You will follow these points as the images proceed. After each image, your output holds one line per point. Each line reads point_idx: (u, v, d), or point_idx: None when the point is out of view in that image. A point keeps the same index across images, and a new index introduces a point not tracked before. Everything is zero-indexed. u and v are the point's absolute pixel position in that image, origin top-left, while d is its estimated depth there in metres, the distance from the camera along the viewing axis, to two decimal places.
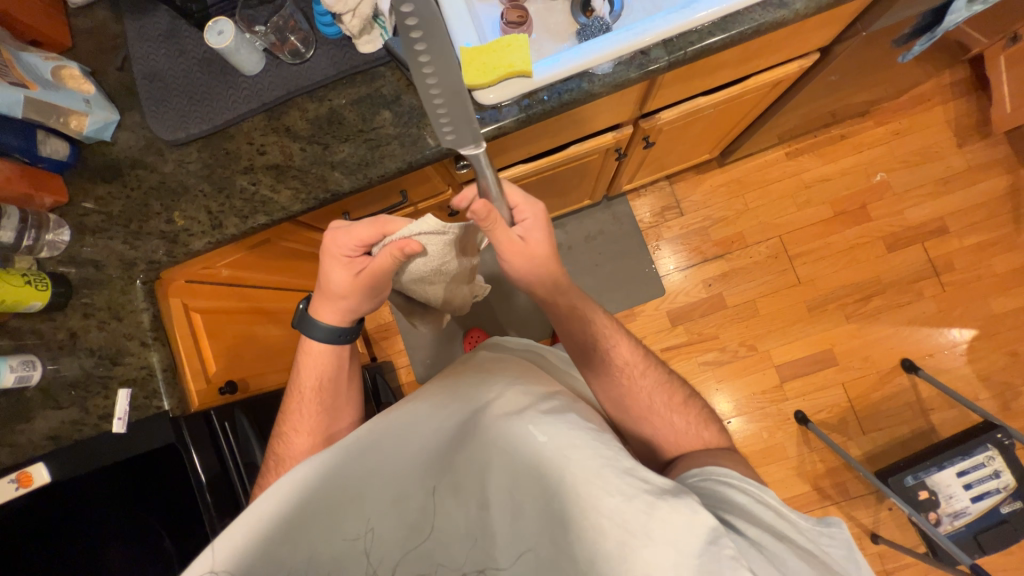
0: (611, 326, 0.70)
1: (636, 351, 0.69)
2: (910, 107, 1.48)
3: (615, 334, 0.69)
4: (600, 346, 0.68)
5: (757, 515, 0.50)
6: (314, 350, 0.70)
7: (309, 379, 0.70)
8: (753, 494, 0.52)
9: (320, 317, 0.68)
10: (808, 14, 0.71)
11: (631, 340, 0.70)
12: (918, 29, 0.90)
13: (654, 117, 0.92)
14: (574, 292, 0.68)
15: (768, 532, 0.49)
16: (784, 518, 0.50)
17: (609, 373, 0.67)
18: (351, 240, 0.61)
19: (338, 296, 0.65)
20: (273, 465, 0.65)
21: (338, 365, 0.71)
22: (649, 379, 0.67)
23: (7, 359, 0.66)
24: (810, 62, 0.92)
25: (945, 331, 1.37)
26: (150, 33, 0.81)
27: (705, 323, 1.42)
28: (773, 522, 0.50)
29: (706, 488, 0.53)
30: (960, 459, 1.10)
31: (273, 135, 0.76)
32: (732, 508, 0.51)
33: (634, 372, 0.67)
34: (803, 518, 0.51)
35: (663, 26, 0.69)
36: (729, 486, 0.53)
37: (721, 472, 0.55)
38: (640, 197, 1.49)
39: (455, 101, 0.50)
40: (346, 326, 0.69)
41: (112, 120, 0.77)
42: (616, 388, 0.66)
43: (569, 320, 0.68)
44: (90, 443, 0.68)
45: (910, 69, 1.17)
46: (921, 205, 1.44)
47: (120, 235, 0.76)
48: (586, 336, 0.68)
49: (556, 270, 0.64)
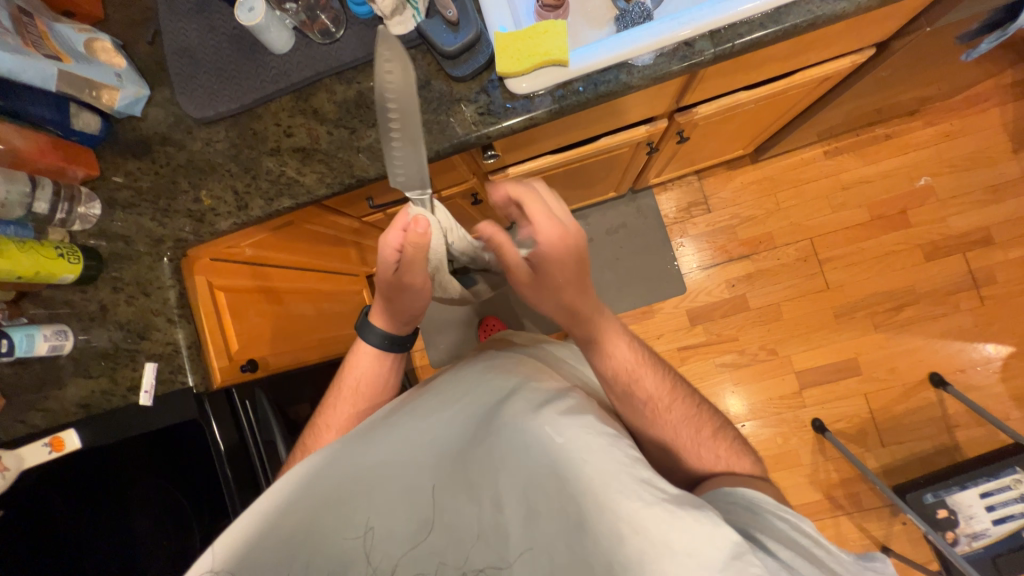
0: (636, 360, 0.65)
1: (664, 384, 0.66)
2: (963, 108, 1.39)
3: (641, 367, 0.65)
4: (625, 381, 0.64)
5: (793, 538, 0.49)
6: (365, 350, 0.72)
7: (348, 380, 0.72)
8: (792, 522, 0.51)
9: (375, 324, 0.71)
10: (870, 7, 0.66)
11: (657, 371, 0.66)
12: (988, 25, 0.84)
13: (690, 112, 0.88)
14: (596, 320, 0.63)
15: (805, 557, 0.47)
16: (822, 546, 0.49)
17: (636, 412, 0.64)
18: (393, 237, 0.57)
19: (391, 300, 0.65)
20: (299, 450, 0.65)
21: (382, 367, 0.72)
22: (677, 413, 0.64)
23: (41, 329, 0.69)
24: (864, 57, 0.86)
25: (980, 346, 1.31)
26: (180, 7, 0.80)
27: (726, 324, 1.39)
28: (810, 548, 0.48)
29: (740, 510, 0.53)
30: (985, 479, 1.05)
31: (301, 117, 0.75)
32: (765, 529, 0.49)
33: (661, 406, 0.64)
34: (846, 551, 0.49)
35: (710, 16, 0.65)
36: (768, 511, 0.52)
37: (758, 497, 0.54)
38: (667, 191, 1.45)
39: (412, 166, 0.49)
40: (400, 334, 0.72)
41: (142, 95, 0.77)
42: (640, 425, 0.64)
43: (589, 351, 0.65)
44: (121, 412, 0.71)
45: (968, 67, 1.10)
46: (967, 213, 1.36)
47: (148, 212, 0.76)
48: (608, 370, 0.64)
49: (574, 294, 0.59)
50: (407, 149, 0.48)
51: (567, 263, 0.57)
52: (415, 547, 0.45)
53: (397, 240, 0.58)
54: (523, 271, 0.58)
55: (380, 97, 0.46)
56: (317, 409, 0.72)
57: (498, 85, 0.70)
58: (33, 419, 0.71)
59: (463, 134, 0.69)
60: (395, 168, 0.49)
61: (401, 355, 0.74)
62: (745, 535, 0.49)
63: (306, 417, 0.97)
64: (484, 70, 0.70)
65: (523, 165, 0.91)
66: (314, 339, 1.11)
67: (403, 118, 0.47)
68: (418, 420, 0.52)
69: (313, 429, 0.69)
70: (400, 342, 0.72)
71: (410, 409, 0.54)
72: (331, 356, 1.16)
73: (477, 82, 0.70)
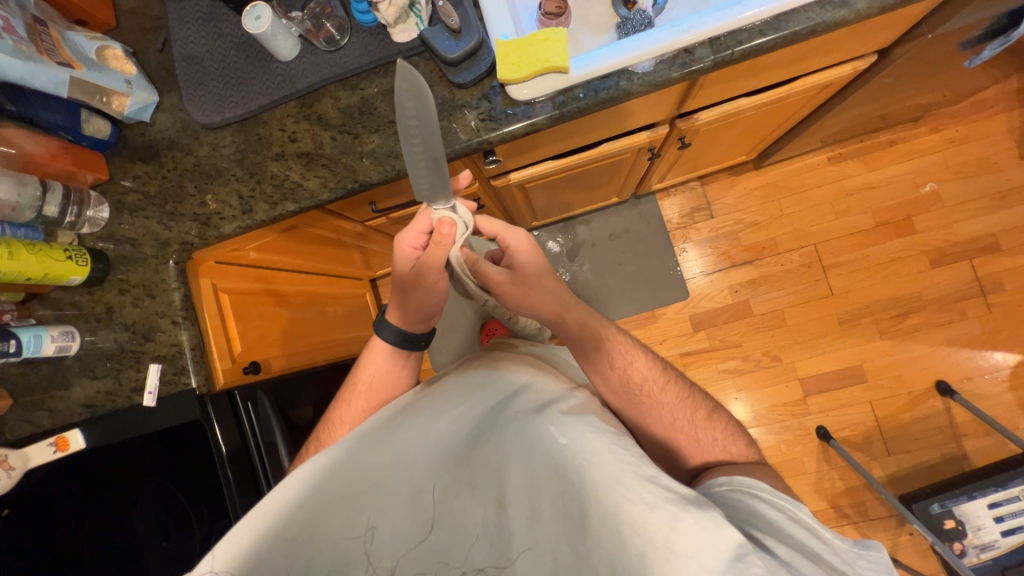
0: (627, 344, 0.68)
1: (655, 366, 0.67)
2: (968, 114, 1.39)
3: (632, 350, 0.67)
4: (617, 366, 0.65)
5: (789, 532, 0.48)
6: (378, 347, 0.73)
7: (363, 373, 0.73)
8: (785, 510, 0.51)
9: (390, 321, 0.72)
10: (870, 14, 0.66)
11: (649, 355, 0.68)
12: (991, 31, 0.84)
13: (691, 118, 0.89)
14: (582, 309, 0.68)
15: (801, 552, 0.46)
16: (816, 536, 0.48)
17: (629, 395, 0.65)
18: (410, 235, 0.63)
19: (406, 297, 0.68)
20: (312, 445, 0.68)
21: (395, 364, 0.73)
22: (671, 396, 0.66)
23: (48, 330, 0.70)
24: (865, 64, 0.86)
25: (987, 354, 1.30)
26: (189, 16, 0.82)
27: (728, 330, 1.39)
28: (805, 541, 0.48)
29: (736, 503, 0.52)
30: (993, 490, 1.03)
31: (305, 122, 0.76)
32: (763, 525, 0.49)
33: (655, 389, 0.65)
34: (837, 539, 0.49)
35: (709, 23, 0.66)
36: (759, 500, 0.52)
37: (751, 484, 0.54)
38: (669, 196, 1.45)
39: (435, 172, 0.54)
40: (416, 333, 0.73)
41: (151, 102, 0.79)
42: (637, 408, 0.65)
43: (581, 340, 0.66)
44: (124, 413, 0.72)
45: (973, 73, 1.10)
46: (973, 219, 1.35)
47: (155, 215, 0.77)
48: (603, 355, 0.66)
49: (555, 284, 0.67)
50: (428, 153, 0.53)
51: (538, 262, 0.66)
52: (416, 546, 0.45)
53: (415, 241, 0.64)
54: (502, 273, 0.65)
55: (399, 108, 0.51)
56: (334, 401, 0.74)
57: (500, 91, 0.71)
58: (39, 419, 0.72)
59: (466, 139, 0.70)
60: (417, 170, 0.54)
61: (416, 352, 0.74)
62: (744, 532, 0.48)
63: (308, 420, 0.97)
64: (486, 77, 0.71)
65: (525, 170, 0.92)
66: (317, 342, 1.12)
67: (424, 131, 0.52)
68: (422, 421, 0.53)
69: (326, 423, 0.71)
70: (416, 340, 0.73)
71: (415, 410, 0.55)
72: (333, 359, 1.17)
73: (479, 89, 0.71)
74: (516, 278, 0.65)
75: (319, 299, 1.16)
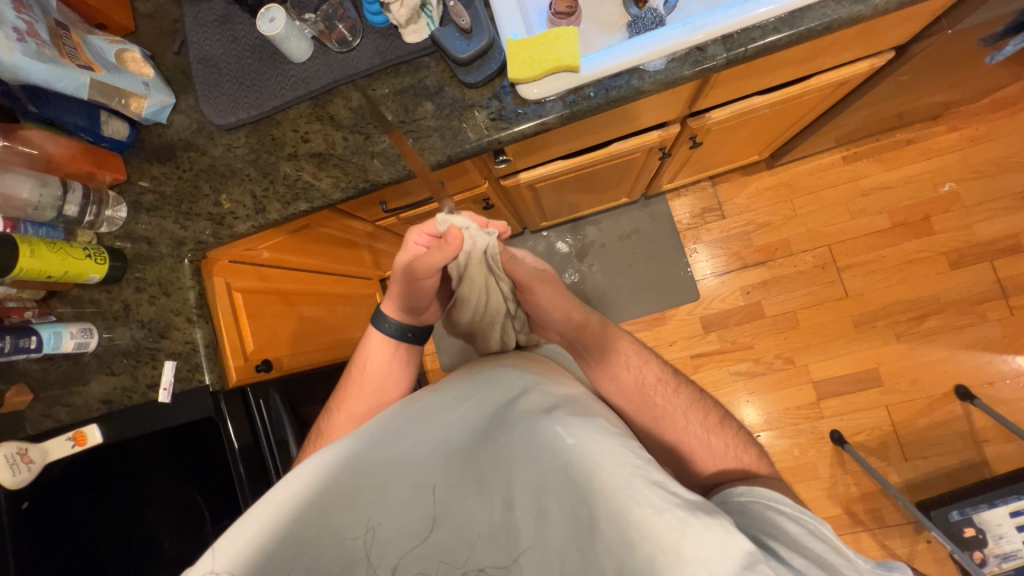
0: (638, 356, 0.68)
1: (666, 371, 0.68)
2: (990, 112, 1.36)
3: (642, 356, 0.68)
4: (628, 369, 0.66)
5: (807, 545, 0.47)
6: (378, 341, 0.74)
7: (362, 368, 0.73)
8: (806, 524, 0.49)
9: (388, 314, 0.73)
10: (888, 10, 0.65)
11: (657, 360, 0.69)
12: (1013, 27, 0.83)
13: (703, 117, 0.88)
14: (600, 314, 0.69)
15: (818, 565, 0.45)
16: (836, 551, 0.47)
17: (643, 399, 0.65)
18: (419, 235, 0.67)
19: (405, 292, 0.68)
20: (310, 440, 0.69)
21: (394, 359, 0.73)
22: (683, 398, 0.66)
23: (68, 327, 0.71)
24: (882, 61, 0.85)
25: (1009, 358, 1.26)
26: (206, 19, 0.83)
27: (740, 332, 1.37)
28: (824, 555, 0.46)
29: (751, 512, 0.52)
30: (1014, 498, 1.00)
31: (318, 123, 0.77)
32: (780, 536, 0.48)
33: (668, 391, 0.66)
34: (861, 558, 0.46)
35: (723, 21, 0.65)
36: (779, 514, 0.51)
37: (771, 498, 0.53)
38: (680, 197, 1.44)
39: None
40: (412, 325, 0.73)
41: (168, 103, 0.80)
42: (648, 410, 0.64)
43: (591, 346, 0.67)
44: (139, 410, 0.73)
45: (992, 71, 1.07)
46: (993, 220, 1.32)
47: (170, 215, 0.79)
48: (614, 357, 0.67)
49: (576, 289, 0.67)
50: None
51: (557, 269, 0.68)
52: (420, 544, 0.45)
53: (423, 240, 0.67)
54: (532, 273, 0.64)
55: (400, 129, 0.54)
56: (333, 394, 0.74)
57: (510, 91, 0.71)
58: (58, 415, 0.73)
59: (475, 139, 0.70)
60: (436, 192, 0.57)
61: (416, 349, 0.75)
62: (757, 541, 0.47)
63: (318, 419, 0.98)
64: (497, 76, 0.71)
65: (535, 170, 0.92)
66: (327, 340, 1.12)
67: None
68: (427, 420, 0.53)
69: (326, 416, 0.71)
70: (405, 333, 0.73)
71: (420, 406, 0.55)
72: (342, 359, 1.18)
73: (489, 88, 0.72)
74: (549, 279, 0.65)
75: (329, 297, 1.17)
